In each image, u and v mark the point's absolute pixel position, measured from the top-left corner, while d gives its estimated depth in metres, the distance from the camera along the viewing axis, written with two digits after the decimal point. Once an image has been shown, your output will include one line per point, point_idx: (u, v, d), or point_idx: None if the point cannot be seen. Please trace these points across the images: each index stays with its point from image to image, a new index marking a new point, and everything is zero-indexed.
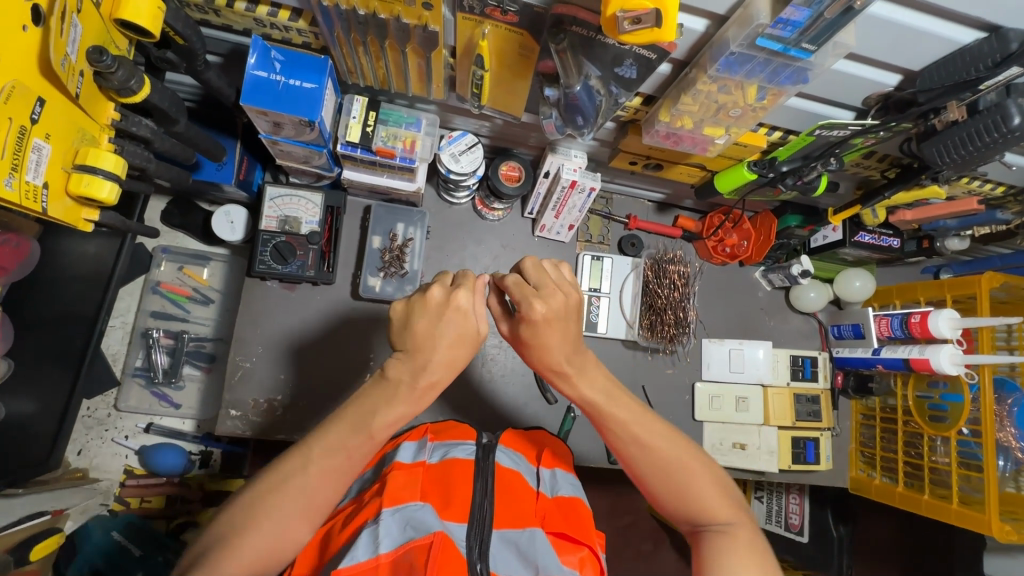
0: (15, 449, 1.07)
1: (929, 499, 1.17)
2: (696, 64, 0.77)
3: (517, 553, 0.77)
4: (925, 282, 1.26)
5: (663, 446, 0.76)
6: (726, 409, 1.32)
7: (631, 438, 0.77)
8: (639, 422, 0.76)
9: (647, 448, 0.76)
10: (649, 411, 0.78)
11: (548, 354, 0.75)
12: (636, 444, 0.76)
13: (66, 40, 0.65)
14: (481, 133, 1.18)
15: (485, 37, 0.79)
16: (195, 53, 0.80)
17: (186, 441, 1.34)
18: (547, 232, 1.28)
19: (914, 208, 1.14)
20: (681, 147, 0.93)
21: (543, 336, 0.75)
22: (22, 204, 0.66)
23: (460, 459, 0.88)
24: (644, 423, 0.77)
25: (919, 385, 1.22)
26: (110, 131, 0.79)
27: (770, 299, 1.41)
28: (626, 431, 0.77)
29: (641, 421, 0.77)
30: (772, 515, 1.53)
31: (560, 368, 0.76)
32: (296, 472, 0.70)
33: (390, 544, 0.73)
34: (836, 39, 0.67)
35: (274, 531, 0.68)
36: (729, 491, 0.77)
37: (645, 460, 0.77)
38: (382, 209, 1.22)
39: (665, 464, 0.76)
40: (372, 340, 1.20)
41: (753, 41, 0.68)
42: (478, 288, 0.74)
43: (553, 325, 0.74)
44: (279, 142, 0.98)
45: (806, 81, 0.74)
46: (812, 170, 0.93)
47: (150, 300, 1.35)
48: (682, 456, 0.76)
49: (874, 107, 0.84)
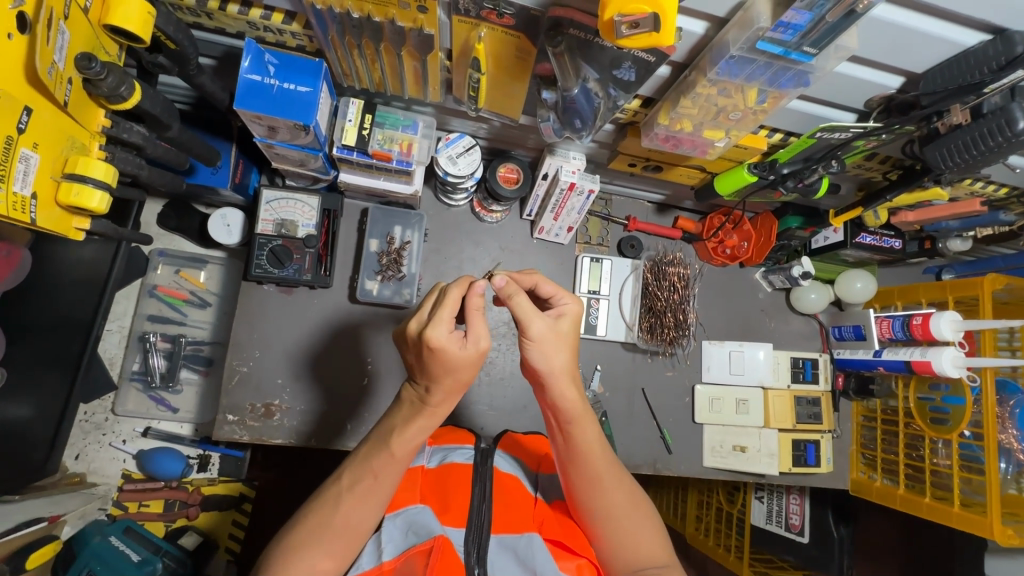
0: (12, 454, 1.07)
1: (930, 502, 1.16)
2: (696, 67, 0.76)
3: (514, 559, 0.77)
4: (927, 283, 1.25)
5: (616, 488, 0.79)
6: (726, 412, 1.31)
7: (591, 475, 0.79)
8: (601, 461, 0.79)
9: (602, 489, 0.79)
10: (610, 451, 0.81)
11: (551, 364, 0.74)
12: (593, 482, 0.79)
13: (52, 48, 0.64)
14: (479, 135, 1.17)
15: (481, 40, 0.77)
16: (187, 57, 0.79)
17: (183, 445, 1.32)
18: (546, 234, 1.27)
19: (916, 209, 1.13)
20: (681, 149, 0.92)
21: (552, 347, 0.74)
22: (10, 215, 0.65)
23: (458, 464, 0.86)
24: (604, 463, 0.79)
25: (920, 388, 1.21)
26: (101, 138, 0.78)
27: (771, 301, 1.40)
28: (587, 468, 0.79)
29: (603, 457, 0.79)
30: (772, 516, 1.50)
31: (556, 381, 0.75)
32: (333, 508, 0.73)
33: (392, 550, 0.74)
34: (839, 41, 0.65)
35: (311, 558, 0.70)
36: (667, 540, 0.81)
37: (597, 502, 0.79)
38: (380, 211, 1.20)
39: (613, 506, 0.78)
40: (370, 344, 1.19)
41: (754, 45, 0.67)
42: (474, 307, 0.69)
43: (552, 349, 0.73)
44: (275, 145, 0.97)
45: (807, 84, 0.73)
46: (813, 173, 0.92)
47: (147, 304, 1.34)
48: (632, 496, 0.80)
49: (876, 109, 0.83)
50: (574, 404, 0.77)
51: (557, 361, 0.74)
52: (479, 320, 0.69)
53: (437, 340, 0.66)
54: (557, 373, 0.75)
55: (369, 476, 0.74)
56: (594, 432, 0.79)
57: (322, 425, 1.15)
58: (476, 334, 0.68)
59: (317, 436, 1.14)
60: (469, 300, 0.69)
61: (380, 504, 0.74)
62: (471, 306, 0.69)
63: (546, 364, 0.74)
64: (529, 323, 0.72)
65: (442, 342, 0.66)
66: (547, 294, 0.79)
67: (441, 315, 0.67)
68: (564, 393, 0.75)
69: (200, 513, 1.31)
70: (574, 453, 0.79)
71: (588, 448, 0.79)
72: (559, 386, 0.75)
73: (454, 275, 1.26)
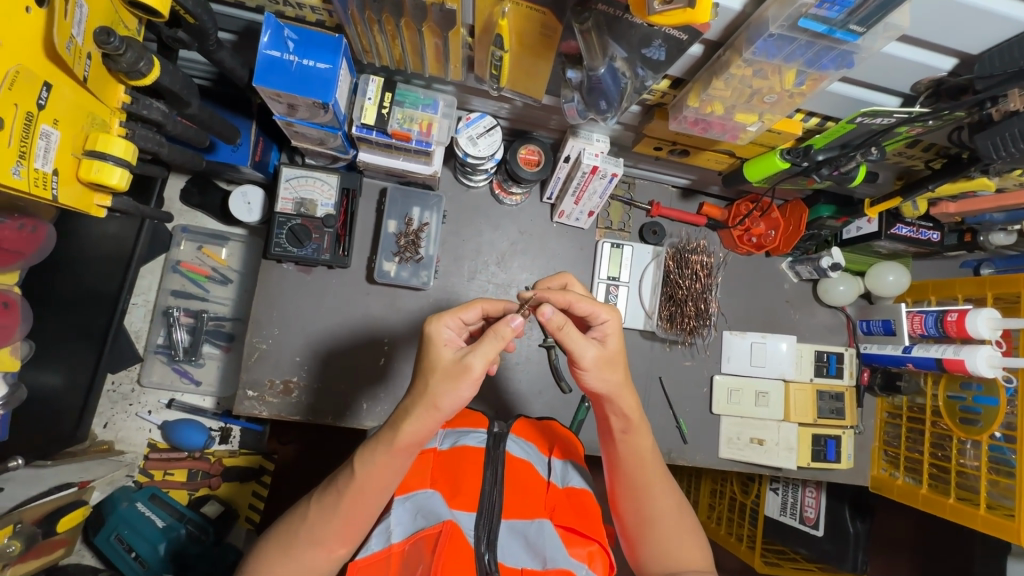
0: (44, 422, 1.11)
1: (954, 503, 1.13)
2: (731, 46, 0.72)
3: (525, 544, 0.78)
4: (964, 278, 1.21)
5: (663, 498, 0.79)
6: (745, 404, 1.29)
7: (640, 483, 0.79)
8: (652, 470, 0.80)
9: (650, 495, 0.79)
10: (661, 462, 0.81)
11: (606, 378, 0.73)
12: (641, 488, 0.79)
13: (70, 22, 0.63)
14: (500, 115, 1.15)
15: (505, 15, 0.75)
16: (206, 32, 0.77)
17: (206, 417, 1.36)
18: (566, 218, 1.25)
19: (958, 201, 1.08)
20: (709, 134, 0.88)
21: (606, 365, 0.72)
22: (31, 192, 0.65)
23: (470, 448, 0.85)
24: (654, 472, 0.80)
25: (950, 386, 1.17)
26: (121, 115, 0.78)
27: (795, 291, 1.36)
28: (636, 473, 0.79)
29: (653, 465, 0.80)
30: (786, 507, 1.48)
31: (613, 393, 0.75)
32: (298, 525, 0.74)
33: (401, 533, 0.76)
34: (888, 19, 0.61)
35: (298, 560, 0.72)
36: (709, 551, 0.79)
37: (642, 503, 0.79)
38: (398, 192, 1.20)
39: (659, 516, 0.78)
40: (385, 325, 1.19)
41: (796, 23, 0.62)
42: (498, 335, 0.66)
43: (606, 367, 0.72)
44: (294, 124, 0.96)
45: (850, 65, 0.68)
46: (851, 160, 0.88)
47: (170, 279, 1.37)
48: (676, 505, 0.79)
49: (923, 93, 0.77)
50: (631, 413, 0.77)
51: (615, 378, 0.74)
52: (488, 344, 0.67)
53: (433, 330, 0.71)
54: (617, 391, 0.75)
55: (335, 491, 0.73)
56: (648, 442, 0.80)
57: (338, 403, 1.16)
58: (477, 352, 0.67)
59: (334, 414, 1.16)
60: (498, 328, 0.67)
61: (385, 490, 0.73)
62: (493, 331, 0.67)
63: (606, 386, 0.74)
64: (581, 355, 0.70)
65: (438, 339, 0.70)
66: (583, 312, 0.74)
67: (448, 315, 0.73)
68: (624, 403, 0.76)
69: (222, 483, 1.35)
70: (625, 459, 0.80)
71: (639, 455, 0.80)
72: (618, 401, 0.76)
73: (471, 258, 1.24)
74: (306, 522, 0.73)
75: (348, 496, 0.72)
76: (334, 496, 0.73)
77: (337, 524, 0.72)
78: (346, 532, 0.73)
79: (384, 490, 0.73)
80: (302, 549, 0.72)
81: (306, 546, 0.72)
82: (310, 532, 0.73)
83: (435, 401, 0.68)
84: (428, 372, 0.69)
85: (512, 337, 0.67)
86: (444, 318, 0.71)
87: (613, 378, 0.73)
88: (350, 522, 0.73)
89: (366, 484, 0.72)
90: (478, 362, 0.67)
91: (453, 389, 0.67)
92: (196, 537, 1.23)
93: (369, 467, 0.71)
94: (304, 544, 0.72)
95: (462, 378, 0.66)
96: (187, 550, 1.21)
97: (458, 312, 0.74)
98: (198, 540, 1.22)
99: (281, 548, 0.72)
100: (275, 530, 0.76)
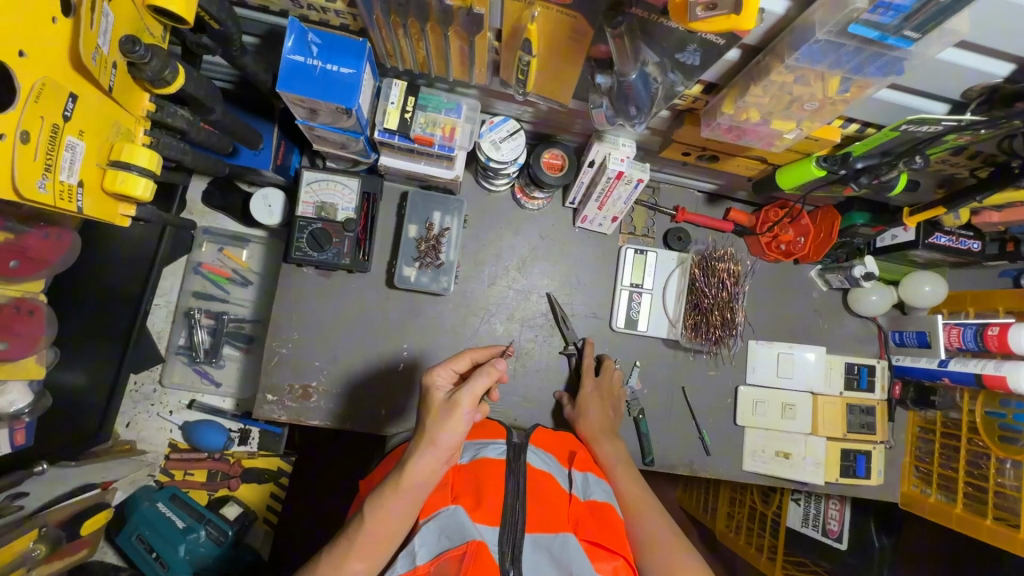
0: (68, 423, 1.12)
1: (991, 524, 1.09)
2: (772, 51, 0.68)
3: (549, 559, 0.75)
4: (1005, 290, 1.16)
5: (655, 521, 0.91)
6: (771, 416, 1.25)
7: (632, 507, 0.93)
8: (642, 503, 0.94)
9: (641, 520, 0.91)
10: (651, 499, 0.95)
11: (587, 420, 1.09)
12: (633, 514, 0.92)
13: (96, 32, 0.62)
14: (523, 119, 1.12)
15: (534, 20, 0.72)
16: (230, 37, 0.76)
17: (225, 418, 1.36)
18: (589, 223, 1.22)
19: (1003, 210, 1.03)
20: (744, 140, 0.85)
21: (586, 410, 1.10)
22: (56, 205, 0.64)
23: (491, 459, 0.86)
24: (643, 500, 0.94)
25: (988, 402, 1.13)
26: (145, 123, 0.78)
27: (825, 300, 1.32)
28: (628, 505, 0.94)
29: (642, 499, 0.94)
30: (808, 519, 1.46)
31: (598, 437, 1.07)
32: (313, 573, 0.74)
33: (426, 554, 0.73)
34: (947, 25, 0.57)
35: None
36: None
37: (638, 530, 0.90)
38: (419, 196, 1.18)
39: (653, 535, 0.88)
40: (404, 330, 1.18)
41: (845, 28, 0.59)
42: (484, 369, 0.75)
43: (590, 404, 1.11)
44: (316, 128, 0.95)
45: (901, 72, 0.65)
46: (892, 168, 0.83)
47: (192, 281, 1.37)
48: (670, 532, 0.89)
49: (975, 100, 0.74)
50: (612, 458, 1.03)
51: (592, 423, 1.09)
52: (479, 381, 0.74)
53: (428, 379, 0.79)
54: (600, 439, 1.07)
55: (347, 540, 0.75)
56: (635, 484, 0.98)
57: (356, 408, 1.15)
58: (467, 388, 0.74)
59: (352, 419, 1.15)
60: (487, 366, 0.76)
61: (410, 515, 0.75)
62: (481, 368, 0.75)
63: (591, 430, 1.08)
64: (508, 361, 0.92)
65: (431, 385, 0.79)
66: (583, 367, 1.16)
67: (441, 366, 0.82)
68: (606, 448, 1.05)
69: (241, 484, 1.33)
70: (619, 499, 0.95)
71: (629, 493, 0.96)
72: (599, 444, 1.06)
73: (492, 263, 1.23)
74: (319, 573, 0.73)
75: (361, 541, 0.74)
76: (347, 542, 0.75)
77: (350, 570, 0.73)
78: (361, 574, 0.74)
79: (396, 534, 0.75)
80: None
81: None
82: None
83: (434, 439, 0.73)
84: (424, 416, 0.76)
85: (499, 375, 0.76)
86: (435, 368, 0.80)
87: (591, 420, 1.09)
88: (364, 564, 0.74)
89: (378, 527, 0.74)
90: (466, 397, 0.74)
91: (447, 425, 0.73)
92: (215, 539, 1.23)
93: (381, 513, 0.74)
94: None
95: (454, 412, 0.73)
96: (208, 555, 1.21)
97: (451, 363, 0.83)
98: (217, 542, 1.23)
99: None
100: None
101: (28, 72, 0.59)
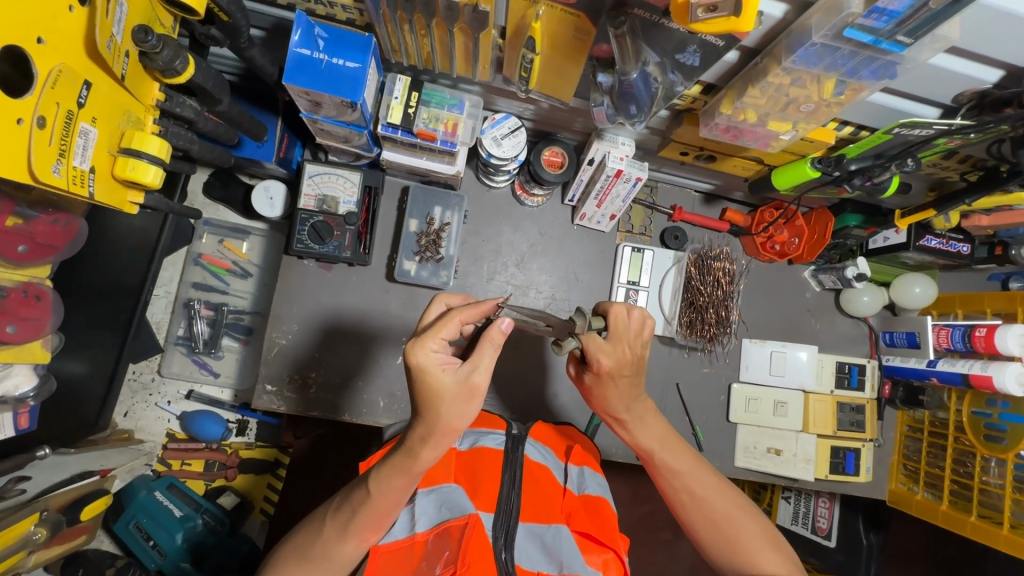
0: (68, 410, 1.12)
1: (975, 521, 1.11)
2: (769, 53, 0.70)
3: (541, 547, 0.78)
4: (993, 292, 1.18)
5: (711, 495, 0.88)
6: (762, 413, 1.27)
7: (677, 490, 0.89)
8: (689, 481, 0.89)
9: (697, 499, 0.88)
10: (694, 457, 0.91)
11: (611, 402, 0.90)
12: (688, 495, 0.89)
13: (111, 21, 0.64)
14: (524, 116, 1.13)
15: (538, 18, 0.74)
16: (239, 29, 0.77)
17: (223, 409, 1.38)
18: (587, 221, 1.24)
19: (992, 214, 1.05)
20: (740, 141, 0.87)
21: (598, 391, 0.90)
22: (69, 189, 0.66)
23: (488, 449, 0.87)
24: (689, 475, 0.89)
25: (975, 402, 1.15)
26: (155, 111, 0.80)
27: (817, 301, 1.34)
28: (677, 488, 0.89)
29: (696, 476, 0.89)
30: (798, 517, 1.48)
31: (628, 419, 0.91)
32: (313, 539, 0.76)
33: (426, 523, 0.78)
34: (937, 31, 0.60)
35: (323, 554, 0.75)
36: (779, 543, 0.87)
37: (694, 510, 0.88)
38: (420, 190, 1.20)
39: (719, 518, 0.87)
40: (401, 323, 1.19)
41: (840, 32, 0.61)
42: (489, 339, 0.69)
43: (602, 390, 0.89)
44: (320, 121, 0.96)
45: (893, 76, 0.67)
46: (885, 171, 0.86)
47: (192, 272, 1.38)
48: (730, 510, 0.87)
49: (965, 105, 0.75)
50: (646, 439, 0.91)
51: (619, 406, 0.90)
52: (486, 355, 0.69)
53: (423, 363, 0.68)
54: (629, 418, 0.91)
55: (349, 509, 0.75)
56: (677, 460, 0.90)
57: (352, 398, 1.16)
58: (481, 368, 0.68)
59: (350, 411, 1.16)
60: (489, 333, 0.69)
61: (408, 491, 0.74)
62: (484, 338, 0.69)
63: (617, 410, 0.90)
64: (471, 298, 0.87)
65: (432, 366, 0.68)
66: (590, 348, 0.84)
67: (431, 336, 0.69)
68: (637, 431, 0.92)
69: (238, 475, 1.36)
70: (666, 479, 0.90)
71: (675, 474, 0.90)
72: (624, 424, 0.92)
73: (491, 259, 1.24)
74: (320, 538, 0.76)
75: (364, 514, 0.74)
76: (348, 512, 0.75)
77: (350, 541, 0.75)
78: (355, 549, 0.76)
79: (399, 503, 0.75)
80: (318, 555, 0.75)
81: (320, 552, 0.75)
82: (324, 547, 0.75)
83: (449, 422, 0.69)
84: (434, 401, 0.68)
85: (502, 338, 0.70)
86: (425, 345, 0.69)
87: (609, 402, 0.90)
88: (361, 537, 0.75)
89: (378, 503, 0.73)
90: (482, 376, 0.68)
91: (466, 409, 0.69)
92: (213, 527, 1.24)
93: (395, 485, 0.72)
94: (321, 551, 0.75)
95: (474, 396, 0.68)
96: (204, 542, 1.22)
97: (439, 330, 0.70)
98: (214, 531, 1.23)
99: (297, 556, 0.76)
100: (289, 540, 0.80)
101: (45, 59, 0.60)
